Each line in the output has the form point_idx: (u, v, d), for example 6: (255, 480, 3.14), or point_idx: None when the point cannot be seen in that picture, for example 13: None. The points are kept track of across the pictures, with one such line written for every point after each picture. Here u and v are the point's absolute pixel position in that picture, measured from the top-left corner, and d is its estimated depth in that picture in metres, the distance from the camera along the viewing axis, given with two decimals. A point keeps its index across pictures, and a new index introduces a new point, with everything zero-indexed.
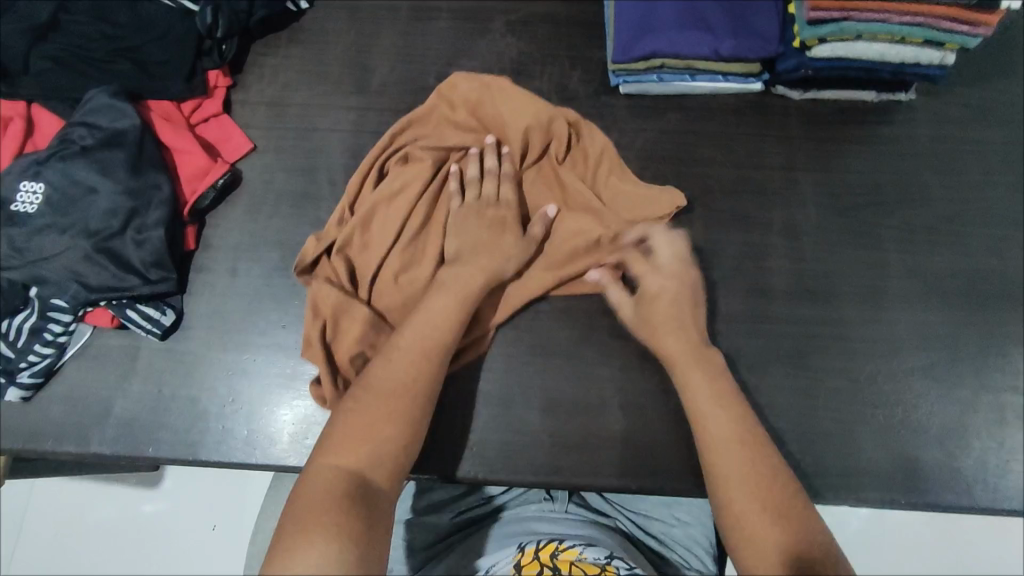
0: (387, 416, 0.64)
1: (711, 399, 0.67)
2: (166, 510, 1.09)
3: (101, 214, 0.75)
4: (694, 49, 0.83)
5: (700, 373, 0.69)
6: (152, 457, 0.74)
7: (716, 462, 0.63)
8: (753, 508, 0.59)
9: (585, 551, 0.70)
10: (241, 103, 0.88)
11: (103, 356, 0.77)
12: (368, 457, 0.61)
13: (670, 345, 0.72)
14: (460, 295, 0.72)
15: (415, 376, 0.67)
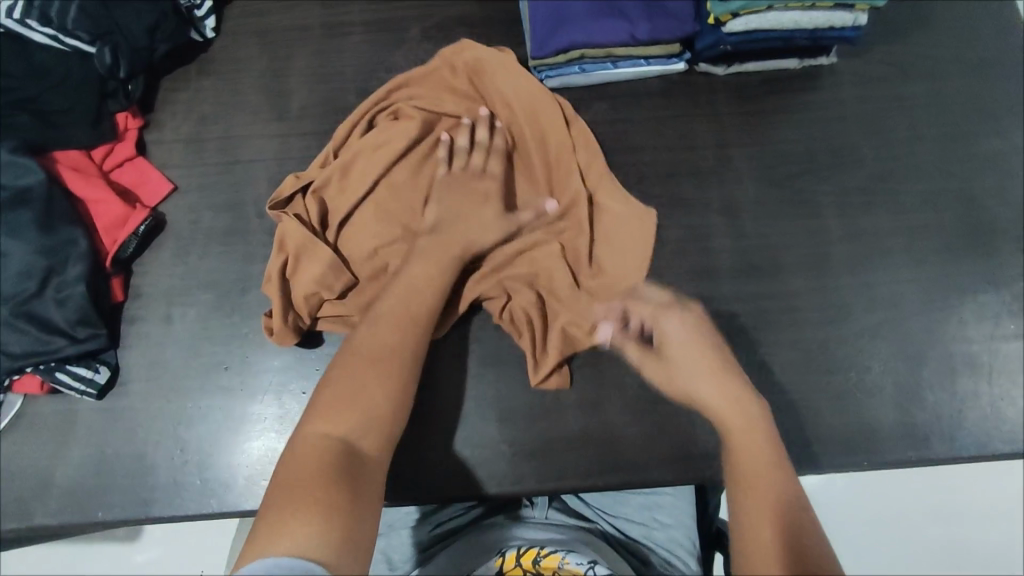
0: (371, 376, 0.63)
1: (734, 400, 0.67)
2: (152, 561, 1.05)
3: (15, 278, 0.71)
4: (611, 36, 0.82)
5: (722, 375, 0.69)
6: (103, 521, 0.71)
7: (732, 461, 0.63)
8: (762, 496, 0.58)
9: (567, 555, 0.69)
10: (157, 143, 0.85)
11: (38, 424, 0.74)
12: (354, 424, 0.60)
13: (684, 338, 0.72)
14: (434, 263, 0.72)
15: (395, 344, 0.67)
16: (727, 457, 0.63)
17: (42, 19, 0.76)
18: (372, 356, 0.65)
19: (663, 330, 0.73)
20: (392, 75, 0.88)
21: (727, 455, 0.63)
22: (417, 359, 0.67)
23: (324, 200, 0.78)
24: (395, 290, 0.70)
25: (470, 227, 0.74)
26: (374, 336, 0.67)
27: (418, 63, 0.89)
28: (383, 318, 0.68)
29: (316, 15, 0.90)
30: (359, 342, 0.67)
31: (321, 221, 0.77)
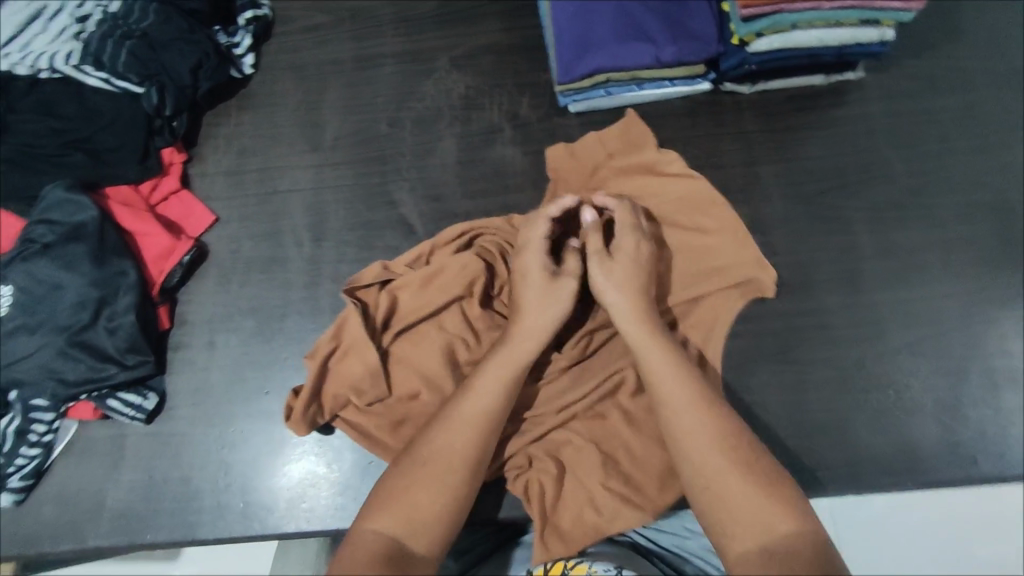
0: (441, 492, 0.58)
1: (665, 363, 0.63)
2: None
3: (71, 308, 0.75)
4: (635, 60, 0.84)
5: (652, 342, 0.65)
6: (151, 543, 0.73)
7: (688, 431, 0.59)
8: (723, 470, 0.56)
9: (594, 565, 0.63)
10: (200, 176, 0.89)
11: (91, 448, 0.77)
12: (408, 523, 0.57)
13: (626, 313, 0.67)
14: (506, 360, 0.66)
15: (465, 445, 0.61)
16: (678, 426, 0.59)
17: (96, 63, 0.83)
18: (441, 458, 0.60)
19: (645, 361, 0.64)
20: (422, 104, 0.91)
21: (678, 423, 0.59)
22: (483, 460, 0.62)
23: (396, 299, 0.75)
24: (477, 395, 0.64)
25: (551, 327, 0.68)
26: (451, 443, 0.61)
27: (447, 91, 0.91)
28: (470, 408, 0.63)
29: (348, 49, 0.94)
30: (434, 443, 0.61)
31: (383, 319, 0.75)
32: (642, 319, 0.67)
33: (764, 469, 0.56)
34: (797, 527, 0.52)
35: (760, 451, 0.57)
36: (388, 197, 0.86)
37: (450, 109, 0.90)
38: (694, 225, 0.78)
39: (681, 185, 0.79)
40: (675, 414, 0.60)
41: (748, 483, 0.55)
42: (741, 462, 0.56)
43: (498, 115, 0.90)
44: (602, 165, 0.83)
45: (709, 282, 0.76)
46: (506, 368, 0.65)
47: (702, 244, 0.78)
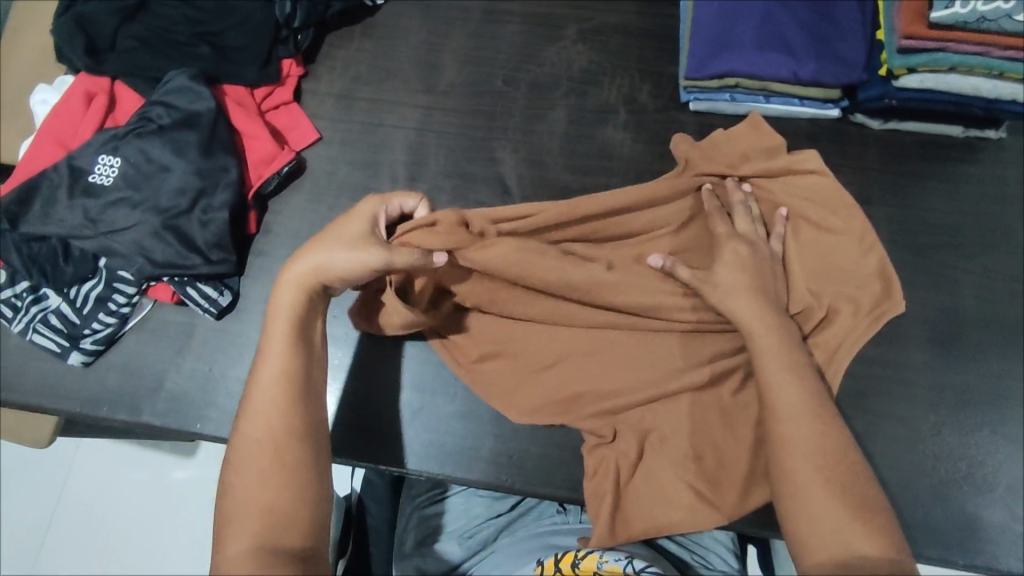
0: (269, 473, 0.54)
1: (783, 366, 0.62)
2: (195, 479, 1.18)
3: (171, 192, 0.77)
4: (771, 70, 0.81)
5: (779, 340, 0.63)
6: (198, 433, 0.76)
7: (788, 434, 0.57)
8: (817, 480, 0.54)
9: (605, 555, 0.70)
10: (311, 93, 0.89)
11: (161, 330, 0.79)
12: (266, 529, 0.52)
13: (749, 311, 0.65)
14: (285, 332, 0.59)
15: (280, 429, 0.56)
16: (778, 430, 0.58)
17: None
18: (262, 447, 0.55)
19: (763, 363, 0.62)
20: (541, 70, 0.89)
21: (780, 428, 0.58)
22: (306, 432, 0.57)
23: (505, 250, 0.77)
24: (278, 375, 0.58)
25: (302, 297, 0.61)
26: (261, 432, 0.56)
27: (569, 62, 0.90)
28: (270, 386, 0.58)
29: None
30: (246, 441, 0.56)
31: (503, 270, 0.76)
32: (764, 320, 0.65)
33: (860, 491, 0.54)
34: (881, 551, 0.50)
35: (856, 467, 0.55)
36: (489, 154, 0.86)
37: (569, 81, 0.89)
38: (825, 224, 0.77)
39: (818, 184, 0.78)
40: (778, 418, 0.58)
41: (834, 501, 0.53)
42: (832, 478, 0.54)
43: (615, 97, 0.88)
44: (740, 165, 0.78)
45: (835, 288, 0.75)
46: (284, 342, 0.59)
47: (830, 244, 0.76)
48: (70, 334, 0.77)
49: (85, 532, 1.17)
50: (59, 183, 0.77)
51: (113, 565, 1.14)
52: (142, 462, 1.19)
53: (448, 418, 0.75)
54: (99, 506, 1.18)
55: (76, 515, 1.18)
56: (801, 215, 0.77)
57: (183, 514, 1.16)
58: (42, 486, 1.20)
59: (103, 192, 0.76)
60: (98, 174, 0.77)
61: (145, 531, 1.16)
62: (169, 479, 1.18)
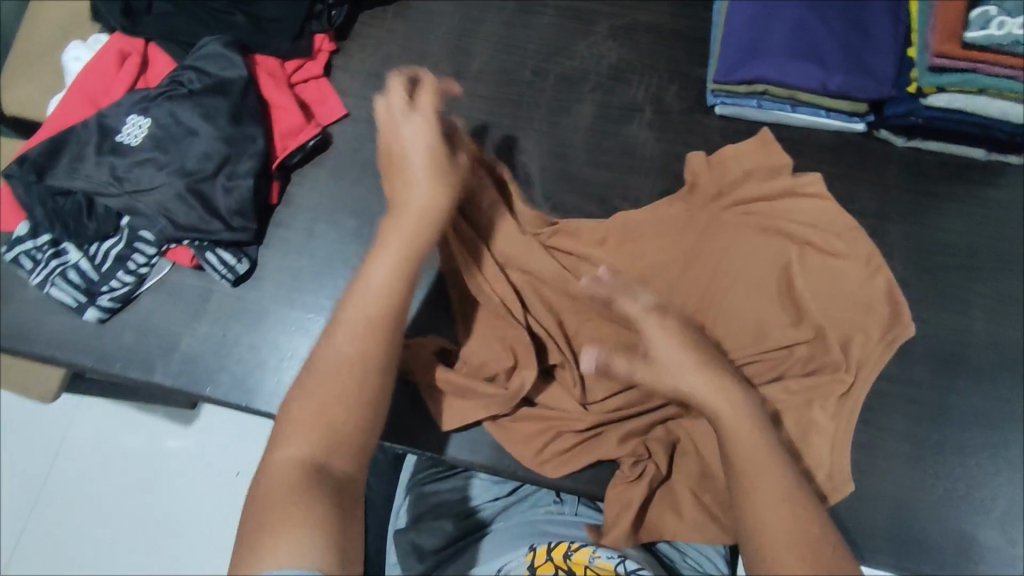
0: (312, 468, 0.51)
1: (738, 419, 0.58)
2: (188, 448, 1.19)
3: (197, 157, 0.77)
4: (800, 79, 0.81)
5: (731, 393, 0.59)
6: (208, 397, 0.76)
7: (732, 452, 0.56)
8: (762, 495, 0.52)
9: (597, 550, 0.67)
10: (341, 69, 0.90)
11: (178, 292, 0.80)
12: (325, 444, 0.53)
13: (684, 358, 0.61)
14: (407, 253, 0.61)
15: (364, 351, 0.57)
16: (746, 488, 0.53)
17: None
18: (347, 359, 0.56)
19: (717, 412, 0.58)
20: (572, 62, 0.90)
21: (747, 484, 0.53)
22: (389, 357, 0.58)
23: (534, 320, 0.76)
24: (334, 362, 0.56)
25: (423, 217, 0.63)
26: (343, 347, 0.57)
27: (599, 57, 0.91)
28: (313, 381, 0.55)
29: None
30: (328, 351, 0.57)
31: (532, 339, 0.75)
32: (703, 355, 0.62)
33: (832, 558, 0.49)
34: None
35: (827, 532, 0.51)
36: (513, 143, 0.86)
37: (598, 76, 0.90)
38: (830, 247, 0.77)
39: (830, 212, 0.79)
40: (738, 454, 0.55)
41: (810, 574, 0.48)
42: (806, 546, 0.49)
43: (642, 95, 0.89)
44: (754, 184, 0.80)
45: (845, 307, 0.75)
46: (394, 265, 0.61)
47: (836, 266, 0.77)
48: (88, 290, 0.77)
49: (79, 488, 1.18)
50: (88, 140, 0.78)
51: (105, 523, 1.16)
52: (139, 425, 1.21)
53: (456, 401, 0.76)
54: (95, 465, 1.19)
55: (71, 470, 1.19)
56: (807, 240, 0.78)
57: (176, 479, 1.17)
58: (39, 442, 1.21)
59: (130, 152, 0.77)
60: (126, 134, 0.78)
61: (137, 493, 1.17)
62: (163, 446, 1.19)
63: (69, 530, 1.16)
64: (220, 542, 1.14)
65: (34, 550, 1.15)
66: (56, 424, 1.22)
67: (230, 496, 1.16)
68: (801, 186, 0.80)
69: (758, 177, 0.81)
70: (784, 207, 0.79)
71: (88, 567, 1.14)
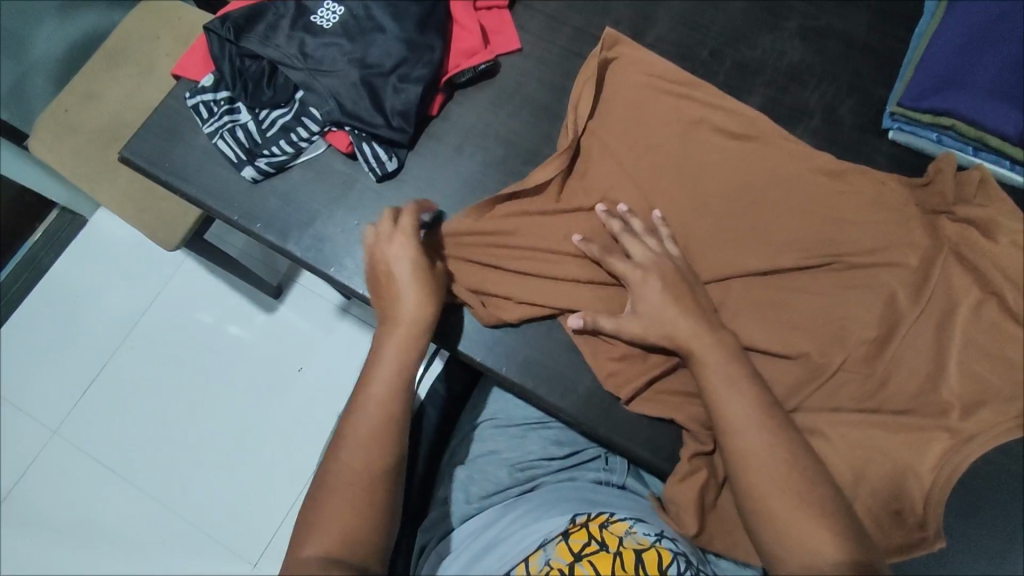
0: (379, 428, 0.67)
1: (724, 382, 0.65)
2: (248, 334, 1.35)
3: (378, 53, 0.81)
4: (995, 122, 0.77)
5: (720, 358, 0.67)
6: (330, 276, 0.81)
7: (743, 456, 0.62)
8: (774, 491, 0.60)
9: (635, 526, 0.74)
10: (524, 5, 0.91)
11: (325, 174, 0.84)
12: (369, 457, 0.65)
13: (687, 329, 0.68)
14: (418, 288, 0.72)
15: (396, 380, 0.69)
16: (735, 448, 0.63)
17: None
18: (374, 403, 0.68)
19: (700, 366, 0.67)
20: (751, 52, 0.89)
21: (736, 445, 0.63)
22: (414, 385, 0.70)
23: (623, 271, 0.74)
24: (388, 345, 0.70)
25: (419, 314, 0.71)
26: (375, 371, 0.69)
27: (780, 54, 0.88)
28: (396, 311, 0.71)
29: None
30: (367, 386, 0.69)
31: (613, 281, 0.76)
32: (700, 327, 0.68)
33: (821, 505, 0.59)
34: (845, 559, 0.56)
35: (816, 488, 0.61)
36: None
37: (774, 72, 0.88)
38: (1017, 313, 0.74)
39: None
40: (725, 416, 0.64)
41: (802, 520, 0.58)
42: (796, 489, 0.60)
43: (815, 102, 0.86)
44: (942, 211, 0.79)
45: (978, 369, 0.73)
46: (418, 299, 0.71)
47: (1011, 332, 0.74)
48: (249, 150, 0.83)
49: (160, 347, 1.36)
50: (286, 14, 0.83)
51: (169, 383, 1.34)
52: (212, 302, 1.37)
53: (554, 344, 0.78)
54: (182, 333, 1.36)
55: (160, 329, 1.37)
56: (995, 292, 0.75)
57: (243, 362, 1.34)
58: (137, 296, 1.39)
59: (321, 33, 0.81)
60: (320, 16, 0.82)
61: (209, 366, 1.34)
62: (226, 331, 1.36)
63: (146, 381, 1.34)
64: (268, 415, 1.31)
65: (110, 393, 1.34)
66: (154, 283, 1.39)
67: (288, 387, 1.32)
68: (1004, 223, 0.76)
69: (944, 199, 0.78)
70: (954, 247, 0.77)
71: (160, 415, 1.32)
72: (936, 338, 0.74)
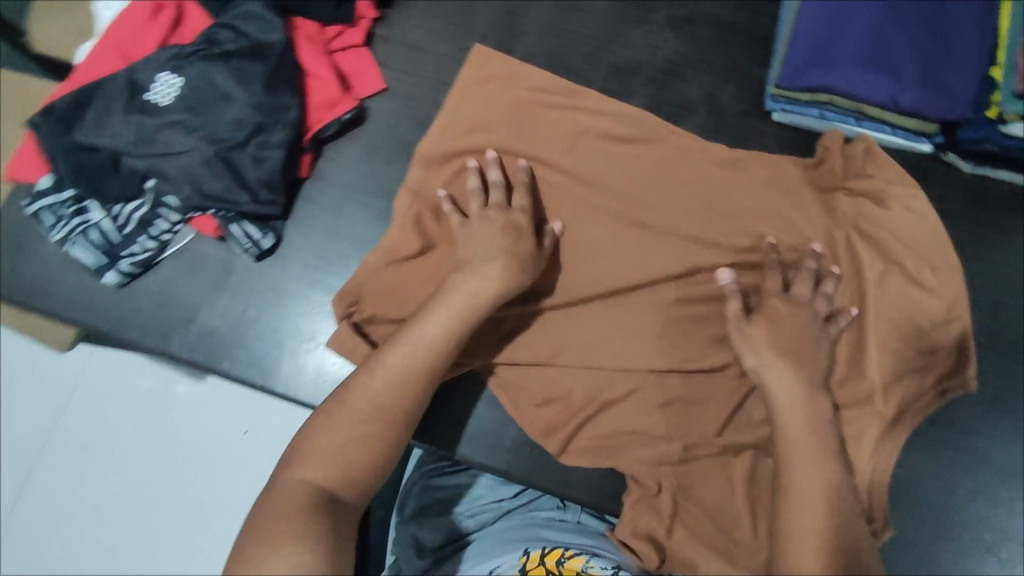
0: (354, 437, 0.59)
1: (807, 428, 0.66)
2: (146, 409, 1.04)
3: (227, 123, 0.74)
4: (870, 93, 0.76)
5: (805, 407, 0.67)
6: (225, 372, 0.75)
7: (793, 516, 0.61)
8: (807, 514, 0.61)
9: (592, 560, 0.69)
10: (382, 39, 0.85)
11: (198, 262, 0.78)
12: (336, 471, 0.57)
13: (776, 372, 0.67)
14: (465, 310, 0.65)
15: (393, 394, 0.62)
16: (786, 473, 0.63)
17: None
18: (375, 404, 0.61)
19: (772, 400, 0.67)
20: (625, 52, 0.85)
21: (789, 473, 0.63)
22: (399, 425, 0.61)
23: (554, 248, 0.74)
24: (405, 350, 0.63)
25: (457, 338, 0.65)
26: (376, 385, 0.62)
27: (655, 49, 0.86)
28: (388, 360, 0.63)
29: None
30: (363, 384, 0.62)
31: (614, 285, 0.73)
32: (777, 372, 0.68)
33: (842, 526, 0.61)
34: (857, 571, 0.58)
35: (838, 514, 0.61)
36: None
37: (651, 69, 0.85)
38: (919, 280, 0.74)
39: (914, 232, 0.75)
40: (785, 443, 0.65)
41: (825, 539, 0.59)
42: (829, 513, 0.61)
43: (697, 94, 0.84)
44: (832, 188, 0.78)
45: (892, 343, 0.73)
46: (442, 318, 0.65)
47: (918, 300, 0.74)
48: (108, 252, 0.75)
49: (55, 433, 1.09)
50: (117, 94, 0.74)
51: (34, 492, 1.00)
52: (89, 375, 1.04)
53: (474, 398, 0.75)
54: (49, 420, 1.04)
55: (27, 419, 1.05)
56: (896, 262, 0.75)
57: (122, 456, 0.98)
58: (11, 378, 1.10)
59: (160, 112, 0.74)
60: (157, 92, 0.74)
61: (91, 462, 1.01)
62: None
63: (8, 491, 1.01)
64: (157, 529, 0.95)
65: None
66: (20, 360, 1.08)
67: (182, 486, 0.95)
68: (894, 192, 0.76)
69: (835, 176, 0.77)
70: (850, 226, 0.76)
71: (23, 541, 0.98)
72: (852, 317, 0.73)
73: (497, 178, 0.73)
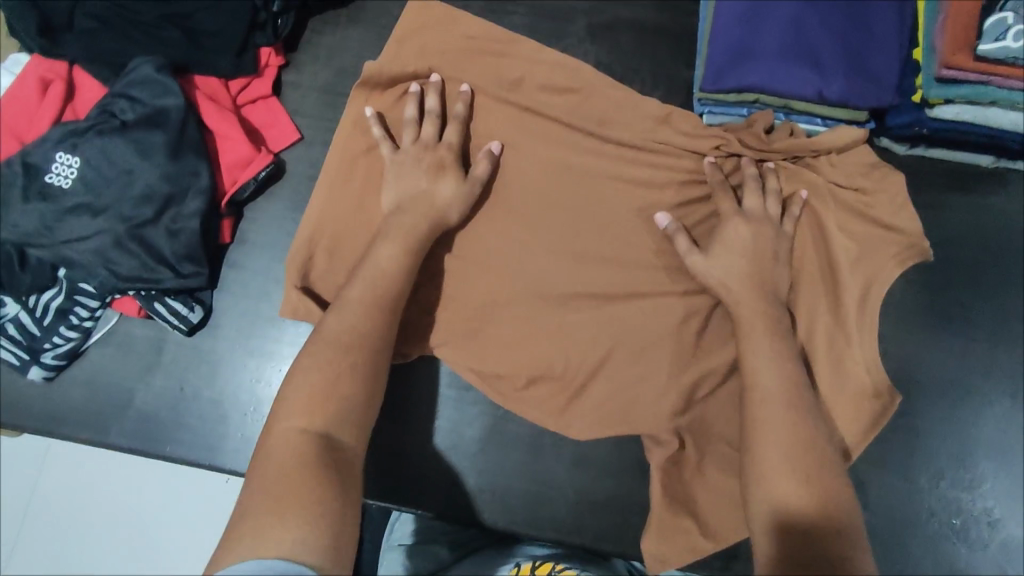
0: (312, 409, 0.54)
1: (771, 346, 0.62)
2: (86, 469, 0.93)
3: (135, 199, 0.70)
4: (796, 88, 0.74)
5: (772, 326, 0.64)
6: (168, 455, 0.73)
7: (766, 435, 0.57)
8: (779, 435, 0.56)
9: None
10: (292, 85, 0.82)
11: (128, 345, 0.75)
12: (321, 420, 0.54)
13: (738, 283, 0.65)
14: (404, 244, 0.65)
15: (364, 328, 0.60)
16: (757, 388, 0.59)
17: None
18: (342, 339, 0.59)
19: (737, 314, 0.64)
20: None
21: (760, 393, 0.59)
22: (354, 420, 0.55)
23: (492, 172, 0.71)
24: (366, 277, 0.63)
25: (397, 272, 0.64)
26: (342, 323, 0.60)
27: None
28: (342, 313, 0.61)
29: None
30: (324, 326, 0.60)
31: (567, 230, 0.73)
32: (741, 289, 0.65)
33: (815, 445, 0.56)
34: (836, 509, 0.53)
35: (818, 450, 0.57)
36: None
37: None
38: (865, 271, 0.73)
39: (856, 225, 0.73)
40: (752, 354, 0.62)
41: (800, 473, 0.55)
42: (801, 436, 0.56)
43: None
44: None
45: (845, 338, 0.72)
46: (392, 251, 0.65)
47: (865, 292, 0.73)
48: (29, 347, 0.72)
49: None
50: (11, 182, 0.70)
51: None
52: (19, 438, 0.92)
53: (428, 447, 0.74)
54: None
55: None
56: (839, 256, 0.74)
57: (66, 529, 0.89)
58: None
59: (60, 196, 0.70)
60: (55, 175, 0.70)
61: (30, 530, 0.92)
62: None
63: None
64: None
65: None
66: None
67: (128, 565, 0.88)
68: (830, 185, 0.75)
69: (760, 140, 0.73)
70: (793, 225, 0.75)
71: None
72: (801, 316, 0.72)
73: (434, 106, 0.72)
